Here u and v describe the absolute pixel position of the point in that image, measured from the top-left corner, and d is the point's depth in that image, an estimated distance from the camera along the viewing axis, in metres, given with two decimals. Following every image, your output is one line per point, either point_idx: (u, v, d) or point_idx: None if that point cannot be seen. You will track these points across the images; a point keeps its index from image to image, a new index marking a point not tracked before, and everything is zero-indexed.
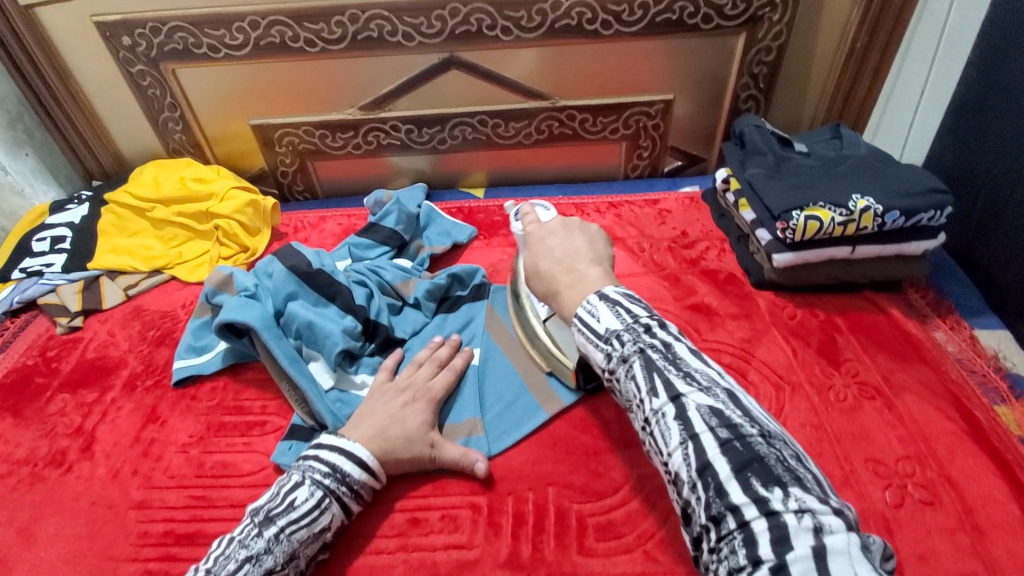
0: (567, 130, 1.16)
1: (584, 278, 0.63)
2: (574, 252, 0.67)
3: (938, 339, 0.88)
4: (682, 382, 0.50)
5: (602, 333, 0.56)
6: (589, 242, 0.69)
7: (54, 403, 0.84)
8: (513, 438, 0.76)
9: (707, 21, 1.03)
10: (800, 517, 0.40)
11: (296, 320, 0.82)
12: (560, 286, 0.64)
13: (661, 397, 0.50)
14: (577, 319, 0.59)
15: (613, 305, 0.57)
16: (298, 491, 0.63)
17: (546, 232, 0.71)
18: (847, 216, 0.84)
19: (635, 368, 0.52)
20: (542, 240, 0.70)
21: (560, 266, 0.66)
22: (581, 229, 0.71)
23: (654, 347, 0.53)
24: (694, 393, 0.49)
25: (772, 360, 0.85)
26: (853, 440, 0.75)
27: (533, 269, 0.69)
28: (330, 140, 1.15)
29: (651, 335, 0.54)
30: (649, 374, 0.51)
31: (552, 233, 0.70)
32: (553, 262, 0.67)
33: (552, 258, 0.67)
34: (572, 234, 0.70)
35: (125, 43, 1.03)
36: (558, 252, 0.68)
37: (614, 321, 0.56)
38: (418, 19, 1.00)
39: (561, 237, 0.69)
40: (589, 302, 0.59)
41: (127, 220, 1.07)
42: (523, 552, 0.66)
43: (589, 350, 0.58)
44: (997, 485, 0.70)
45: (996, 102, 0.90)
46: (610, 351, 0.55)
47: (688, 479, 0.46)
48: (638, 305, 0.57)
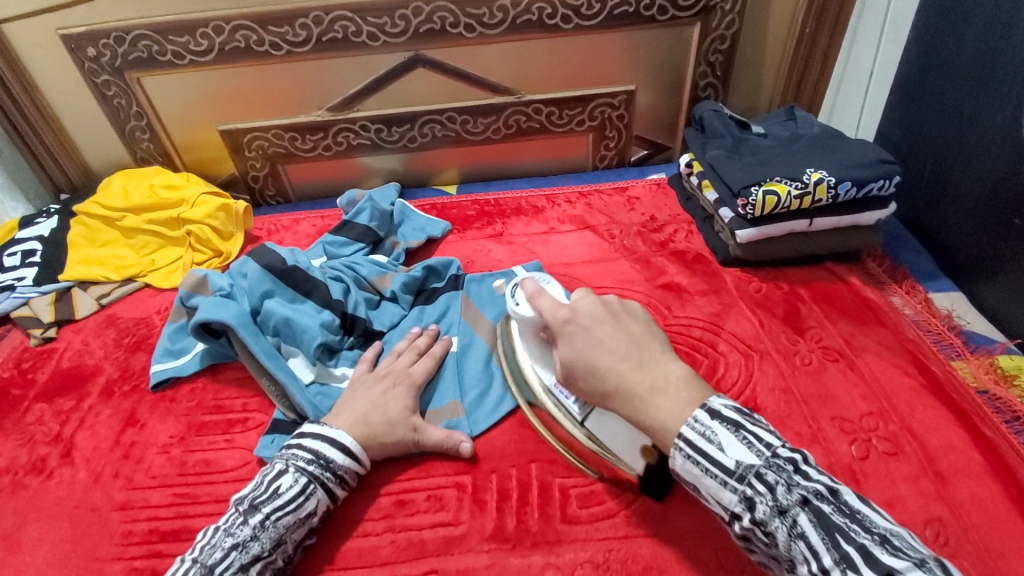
0: (534, 124, 1.19)
1: (661, 376, 0.58)
2: (640, 342, 0.61)
3: (895, 303, 0.93)
4: (880, 551, 0.46)
5: (733, 470, 0.52)
6: (646, 328, 0.63)
7: (31, 413, 0.83)
8: (494, 419, 0.78)
9: (662, 12, 1.07)
10: None
11: (273, 317, 0.83)
12: (639, 388, 0.57)
13: (862, 570, 0.45)
14: (683, 441, 0.54)
15: (735, 430, 0.53)
16: (282, 479, 0.64)
17: (591, 322, 0.62)
18: (802, 189, 0.88)
19: (801, 523, 0.49)
20: (588, 332, 0.62)
21: (628, 363, 0.59)
22: (625, 312, 0.64)
23: (818, 496, 0.50)
24: (906, 567, 0.44)
25: (741, 331, 0.88)
26: (820, 400, 0.78)
27: (591, 368, 0.60)
28: (300, 143, 1.16)
29: (803, 478, 0.51)
30: (826, 535, 0.48)
31: (600, 321, 0.62)
32: (618, 360, 0.59)
33: (617, 354, 0.60)
34: (622, 321, 0.63)
35: (89, 53, 1.03)
36: (618, 346, 0.60)
37: (747, 454, 0.52)
38: (382, 19, 1.02)
39: (613, 326, 0.62)
40: (700, 422, 0.54)
41: (97, 231, 1.07)
42: (508, 525, 0.67)
43: (711, 488, 0.53)
44: (954, 433, 0.74)
45: (935, 79, 0.96)
46: (751, 494, 0.51)
47: None
48: (764, 431, 0.54)
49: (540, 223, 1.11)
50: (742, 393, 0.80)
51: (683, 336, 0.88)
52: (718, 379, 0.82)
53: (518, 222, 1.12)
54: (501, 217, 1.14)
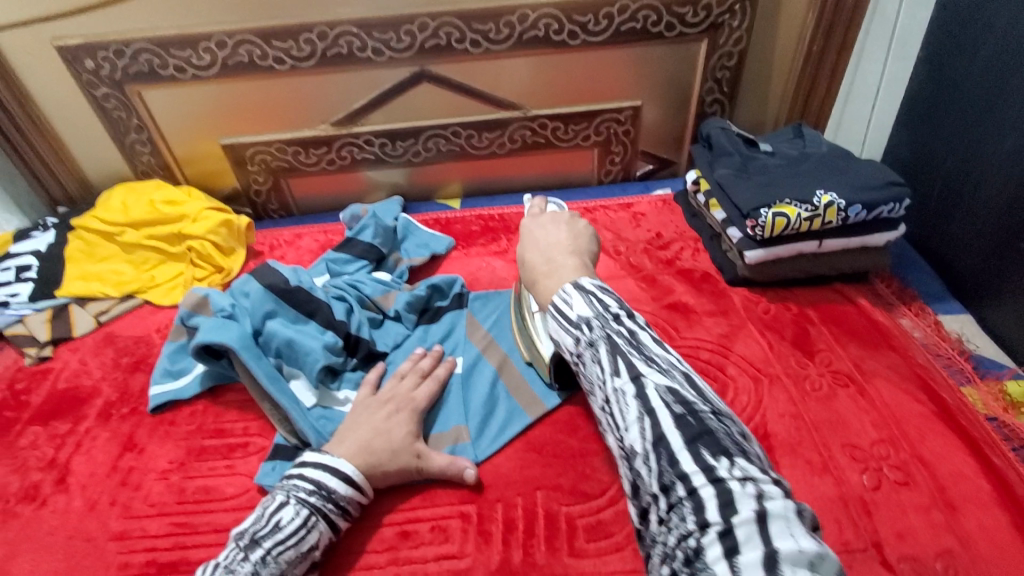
0: (540, 138, 1.18)
1: (562, 264, 0.63)
2: (559, 244, 0.68)
3: (904, 325, 0.91)
4: (644, 365, 0.49)
5: (575, 320, 0.54)
6: (576, 239, 0.70)
7: (25, 436, 0.81)
8: (500, 445, 0.77)
9: (670, 29, 1.06)
10: (745, 485, 0.41)
11: (275, 338, 0.81)
12: (540, 271, 0.64)
13: (623, 376, 0.49)
14: (553, 308, 0.57)
15: (586, 294, 0.55)
16: (283, 512, 0.62)
17: (535, 226, 0.72)
18: (812, 211, 0.87)
19: (600, 353, 0.51)
20: (532, 232, 0.71)
21: (545, 255, 0.66)
22: (569, 225, 0.73)
23: (621, 334, 0.51)
24: (652, 372, 0.48)
25: (749, 354, 0.87)
26: (831, 427, 0.77)
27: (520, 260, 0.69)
28: (303, 158, 1.15)
29: (620, 322, 0.52)
30: (613, 358, 0.50)
31: (541, 226, 0.72)
32: (538, 254, 0.67)
33: (540, 249, 0.68)
34: (560, 228, 0.72)
35: (88, 66, 1.02)
36: (544, 244, 0.68)
37: (587, 309, 0.54)
38: (387, 34, 1.01)
39: (549, 230, 0.71)
40: (565, 292, 0.56)
41: (95, 246, 1.05)
42: (514, 558, 0.66)
43: (558, 334, 0.57)
44: (966, 462, 0.73)
45: (943, 101, 0.96)
46: (580, 336, 0.54)
47: (641, 451, 0.46)
48: (611, 296, 0.55)
49: None
50: (751, 419, 0.79)
51: (691, 358, 0.87)
52: (727, 404, 0.80)
53: None
54: (506, 233, 1.12)
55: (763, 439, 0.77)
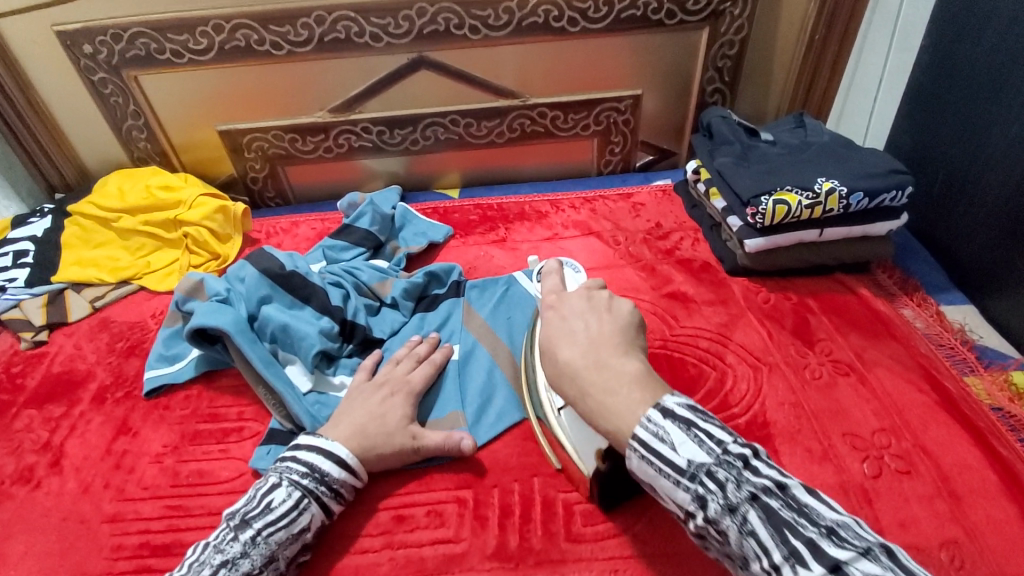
0: (539, 127, 1.17)
1: (618, 375, 0.52)
2: (605, 340, 0.55)
3: (906, 315, 0.91)
4: (828, 543, 0.42)
5: (684, 469, 0.47)
6: (620, 327, 0.58)
7: (19, 420, 0.80)
8: (496, 432, 0.76)
9: (671, 17, 1.05)
10: None
11: (270, 324, 0.81)
12: (591, 386, 0.53)
13: (811, 566, 0.41)
14: (637, 442, 0.49)
15: (687, 427, 0.48)
16: (275, 493, 0.62)
17: (569, 311, 0.59)
18: (813, 198, 0.86)
19: (752, 522, 0.44)
20: (564, 322, 0.58)
21: (588, 356, 0.54)
22: (609, 308, 0.59)
23: (767, 492, 0.45)
24: (851, 557, 0.41)
25: (749, 342, 0.86)
26: (831, 416, 0.77)
27: (550, 352, 0.57)
28: (300, 145, 1.15)
29: (753, 473, 0.47)
30: (777, 533, 0.43)
31: (576, 314, 0.59)
32: (576, 354, 0.55)
33: (580, 347, 0.55)
34: (600, 316, 0.58)
35: (85, 50, 1.01)
36: (583, 338, 0.56)
37: (698, 451, 0.47)
38: (385, 19, 1.01)
39: (587, 320, 0.58)
40: (653, 423, 0.49)
41: (91, 232, 1.04)
42: (511, 543, 0.65)
43: (665, 488, 0.48)
44: (967, 451, 0.72)
45: (946, 89, 0.94)
46: (703, 493, 0.46)
47: None
48: (715, 425, 0.49)
49: (544, 229, 1.10)
50: (751, 407, 0.78)
51: (690, 347, 0.86)
52: (727, 392, 0.80)
53: (522, 227, 1.10)
54: (504, 222, 1.12)
55: (762, 427, 0.76)
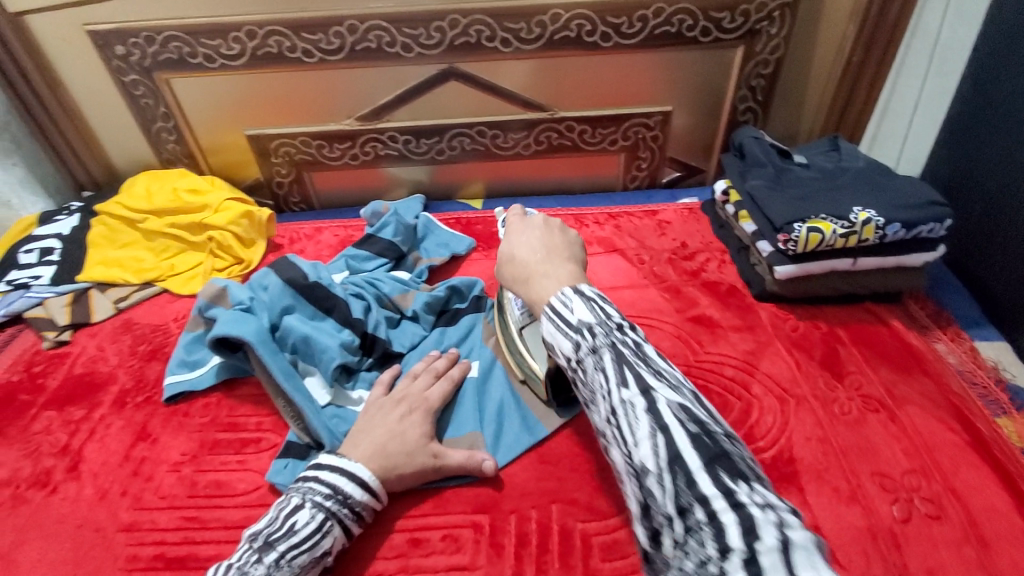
0: (566, 141, 1.15)
1: (557, 266, 0.64)
2: (553, 247, 0.67)
3: (939, 351, 0.88)
4: (652, 376, 0.47)
5: (573, 323, 0.54)
6: (566, 242, 0.69)
7: (39, 421, 0.81)
8: (515, 455, 0.75)
9: (706, 34, 1.04)
10: (767, 511, 0.38)
11: (292, 334, 0.80)
12: (535, 271, 0.64)
13: (631, 387, 0.47)
14: (550, 309, 0.57)
15: (588, 300, 0.55)
16: (299, 514, 0.61)
17: (526, 228, 0.71)
18: (849, 227, 0.84)
19: (604, 359, 0.50)
20: (521, 234, 0.71)
21: (538, 256, 0.66)
22: (560, 231, 0.71)
23: (626, 343, 0.51)
24: (662, 386, 0.46)
25: (775, 372, 0.84)
26: (859, 454, 0.74)
27: (508, 257, 0.69)
28: (327, 151, 1.14)
29: (623, 333, 0.52)
30: (619, 367, 0.49)
31: (531, 230, 0.71)
32: (528, 255, 0.67)
33: (531, 249, 0.68)
34: (551, 233, 0.70)
35: (117, 52, 1.02)
36: (535, 246, 0.68)
37: (588, 314, 0.54)
38: (417, 30, 1.00)
39: (540, 234, 0.70)
40: (565, 295, 0.56)
41: (117, 232, 1.05)
42: (527, 573, 0.64)
43: (558, 342, 0.55)
44: (1002, 498, 0.70)
45: (990, 117, 0.91)
46: (580, 341, 0.52)
47: (653, 470, 0.43)
48: (613, 306, 0.55)
49: None
50: (777, 441, 0.76)
51: (714, 374, 0.84)
52: (752, 424, 0.78)
53: None
54: None
55: (788, 463, 0.74)
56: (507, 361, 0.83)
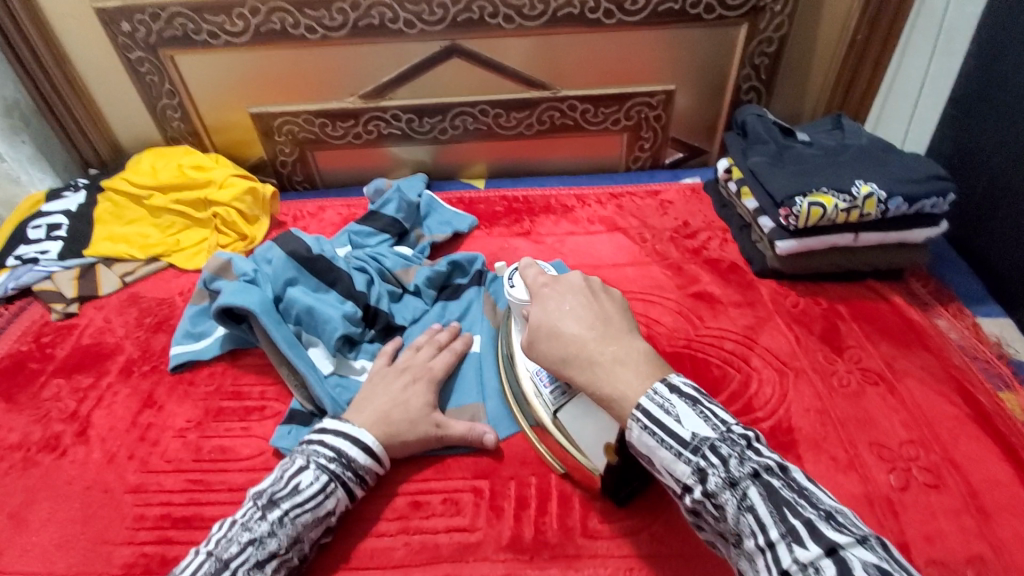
0: (568, 120, 1.16)
1: (626, 348, 0.56)
2: (608, 319, 0.59)
3: (940, 326, 0.88)
4: (826, 525, 0.43)
5: (688, 441, 0.49)
6: (615, 307, 0.61)
7: (48, 388, 0.82)
8: (515, 423, 0.75)
9: (709, 11, 1.03)
10: None
11: (296, 305, 0.81)
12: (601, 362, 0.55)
13: (807, 544, 0.42)
14: (641, 412, 0.51)
15: (693, 404, 0.51)
16: (302, 476, 0.62)
17: (567, 294, 0.62)
18: (850, 202, 0.84)
19: (751, 496, 0.45)
20: (562, 302, 0.61)
21: (595, 335, 0.57)
22: (604, 291, 0.63)
23: (769, 472, 0.47)
24: (848, 541, 0.41)
25: (775, 346, 0.84)
26: (858, 424, 0.75)
27: (553, 330, 0.59)
28: (330, 130, 1.15)
29: (755, 453, 0.48)
30: (776, 510, 0.44)
31: (573, 294, 0.62)
32: (581, 328, 0.58)
33: (584, 325, 0.58)
34: (596, 298, 0.62)
35: (124, 28, 1.02)
36: (586, 318, 0.59)
37: (702, 426, 0.49)
38: (419, 6, 1.00)
39: (585, 301, 0.61)
40: (659, 395, 0.51)
41: (124, 208, 1.06)
42: (526, 535, 0.65)
43: (664, 459, 0.50)
44: (999, 467, 0.70)
45: (995, 92, 0.91)
46: (706, 467, 0.48)
47: None
48: (721, 409, 0.51)
49: (569, 223, 1.09)
50: (776, 412, 0.76)
51: (715, 348, 0.84)
52: (751, 396, 0.78)
53: (547, 220, 1.09)
54: (529, 215, 1.11)
55: (787, 433, 0.74)
56: (516, 417, 0.75)
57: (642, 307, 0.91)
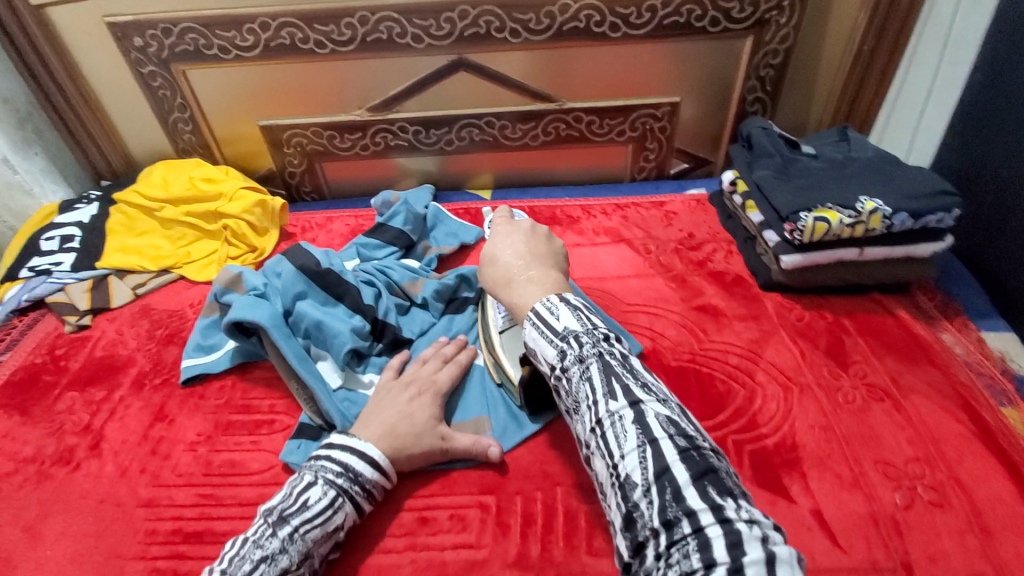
0: (574, 132, 1.16)
1: (541, 274, 0.64)
2: (537, 253, 0.68)
3: (945, 341, 0.88)
4: (641, 390, 0.50)
5: (560, 331, 0.55)
6: (550, 249, 0.70)
7: (62, 401, 0.84)
8: (520, 438, 0.76)
9: (714, 24, 1.04)
10: (751, 527, 0.41)
11: (305, 319, 0.82)
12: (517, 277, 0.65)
13: (619, 399, 0.49)
14: (533, 313, 0.58)
15: (574, 309, 0.56)
16: (311, 491, 0.63)
17: (513, 230, 0.71)
18: (855, 217, 0.84)
19: (591, 370, 0.52)
20: (506, 236, 0.70)
21: (520, 261, 0.67)
22: (545, 239, 0.71)
23: (612, 354, 0.52)
24: (651, 401, 0.49)
25: (779, 361, 0.85)
26: (862, 441, 0.75)
27: (491, 256, 0.69)
28: (338, 142, 1.16)
29: (610, 343, 0.54)
30: (607, 379, 0.50)
31: (517, 232, 0.71)
32: (512, 259, 0.67)
33: (514, 253, 0.68)
34: (535, 237, 0.70)
35: (136, 43, 1.04)
36: (519, 250, 0.68)
37: (575, 322, 0.55)
38: (427, 21, 1.01)
39: (525, 239, 0.69)
40: (550, 302, 0.58)
41: (135, 220, 1.08)
42: (531, 552, 0.66)
43: (540, 347, 0.56)
44: (1004, 486, 0.70)
45: (1002, 106, 0.91)
46: (566, 349, 0.54)
47: (640, 482, 0.45)
48: (598, 316, 0.57)
49: (575, 234, 1.09)
50: (780, 428, 0.77)
51: (719, 362, 0.85)
52: (755, 411, 0.78)
53: (552, 232, 1.10)
54: None
55: (791, 449, 0.74)
56: (506, 391, 0.80)
57: (647, 320, 0.92)
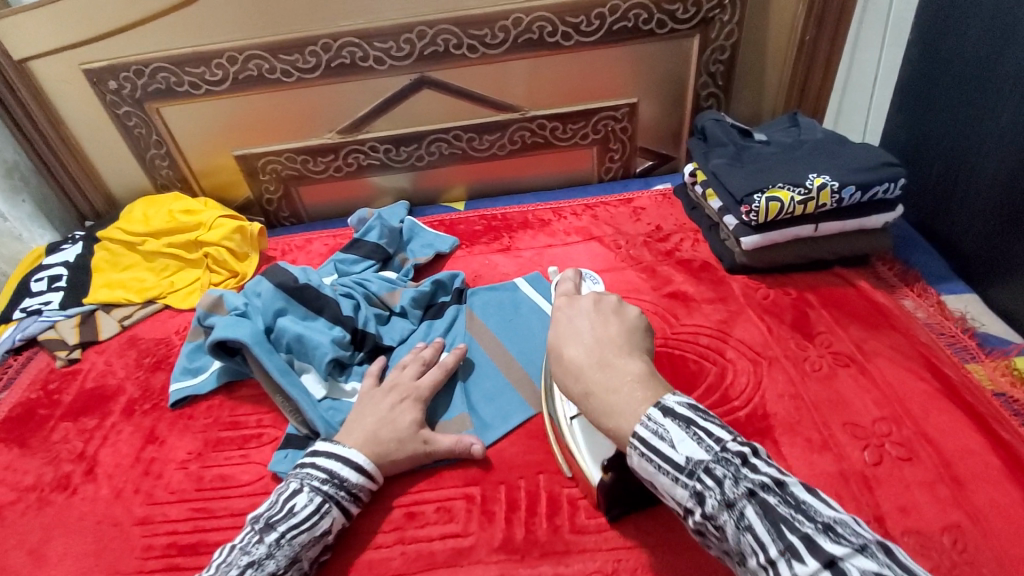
0: (539, 138, 1.21)
1: (619, 373, 0.55)
2: (608, 340, 0.59)
3: (907, 306, 0.91)
4: (823, 537, 0.40)
5: (683, 465, 0.47)
6: (623, 330, 0.61)
7: (56, 432, 0.86)
8: (501, 431, 0.78)
9: (661, 26, 1.09)
10: None
11: (286, 335, 0.85)
12: (594, 385, 0.55)
13: (806, 559, 0.40)
14: (637, 440, 0.49)
15: (686, 425, 0.48)
16: (297, 498, 0.65)
17: (575, 313, 0.64)
18: (805, 194, 0.88)
19: (747, 515, 0.43)
20: (570, 321, 0.63)
21: (593, 358, 0.57)
22: (614, 311, 0.64)
23: (765, 487, 0.44)
24: (847, 552, 0.39)
25: (749, 338, 0.88)
26: (831, 406, 0.78)
27: (556, 352, 0.61)
28: (311, 165, 1.20)
29: (751, 471, 0.45)
30: (773, 528, 0.42)
31: (581, 315, 0.63)
32: (584, 350, 0.59)
33: (584, 347, 0.59)
34: (606, 319, 0.62)
35: (111, 87, 1.09)
36: (588, 340, 0.60)
37: (697, 449, 0.47)
38: (387, 43, 1.06)
39: (591, 320, 0.62)
40: (652, 420, 0.50)
41: (119, 255, 1.11)
42: (517, 536, 0.68)
43: (665, 485, 0.48)
44: (971, 437, 0.72)
45: (938, 79, 0.95)
46: (701, 489, 0.46)
47: None
48: (714, 425, 0.49)
49: (547, 236, 1.13)
50: (751, 400, 0.79)
51: (690, 344, 0.88)
52: (727, 386, 0.81)
53: (525, 235, 1.14)
54: (508, 231, 1.15)
55: (763, 419, 0.77)
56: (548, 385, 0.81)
57: None
